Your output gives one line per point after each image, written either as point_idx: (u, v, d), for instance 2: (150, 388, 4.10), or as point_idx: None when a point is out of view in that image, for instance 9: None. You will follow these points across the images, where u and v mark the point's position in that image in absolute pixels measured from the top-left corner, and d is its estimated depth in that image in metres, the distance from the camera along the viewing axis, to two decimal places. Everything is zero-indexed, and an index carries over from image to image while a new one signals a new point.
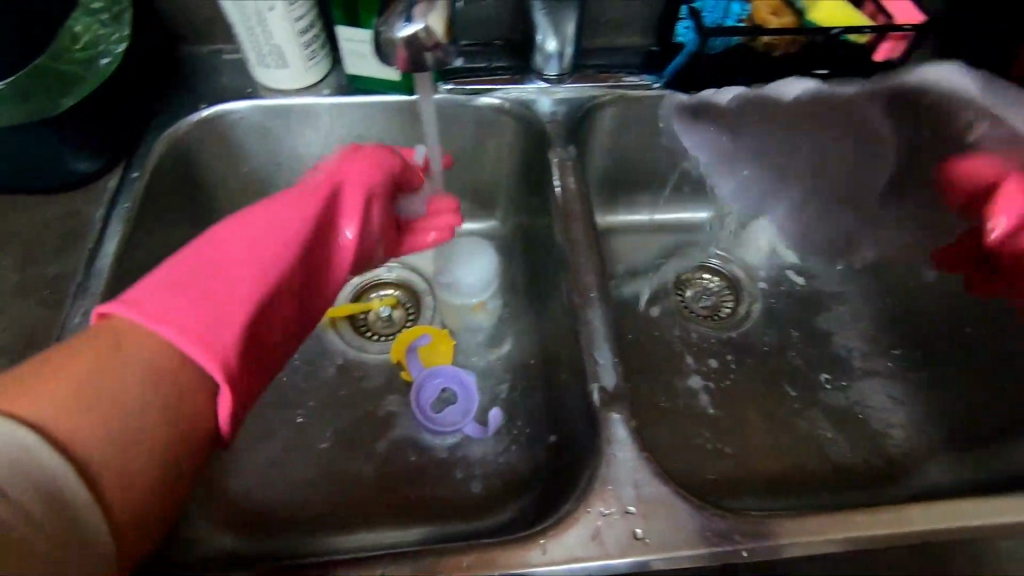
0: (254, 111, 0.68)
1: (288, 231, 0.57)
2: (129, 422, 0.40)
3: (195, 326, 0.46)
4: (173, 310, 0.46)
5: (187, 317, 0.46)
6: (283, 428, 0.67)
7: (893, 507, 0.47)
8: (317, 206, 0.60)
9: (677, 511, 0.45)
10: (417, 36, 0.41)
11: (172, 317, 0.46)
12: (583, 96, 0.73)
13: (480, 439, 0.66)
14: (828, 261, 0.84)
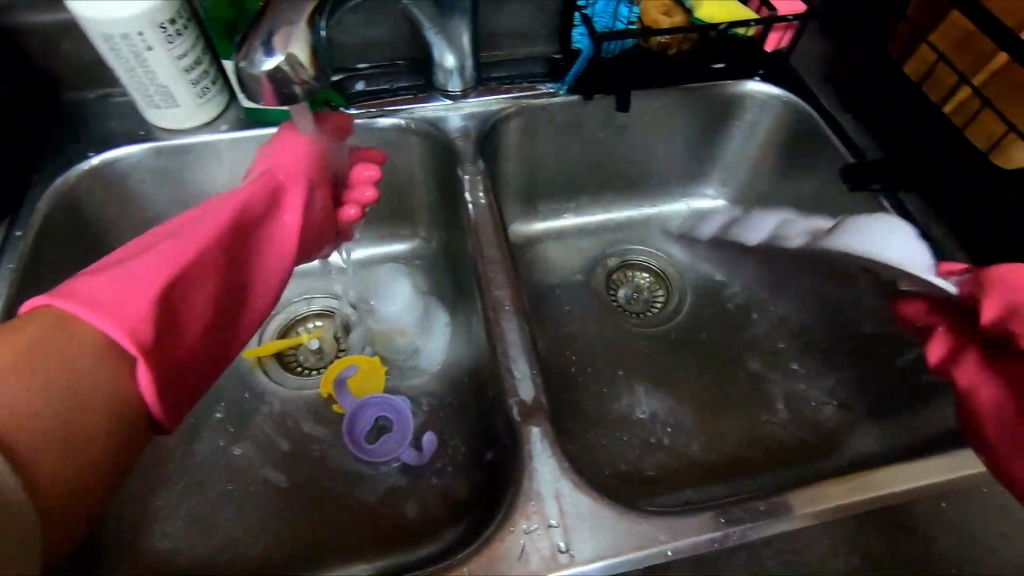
0: (148, 154, 0.66)
1: (229, 209, 0.52)
2: (51, 405, 0.39)
3: (131, 318, 0.42)
4: (104, 295, 0.43)
5: (115, 303, 0.43)
6: (210, 479, 0.64)
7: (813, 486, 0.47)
8: (285, 179, 0.55)
9: (600, 518, 0.45)
10: (279, 68, 0.40)
11: (101, 305, 0.42)
12: (489, 109, 0.73)
13: (417, 465, 0.65)
14: (750, 247, 0.86)
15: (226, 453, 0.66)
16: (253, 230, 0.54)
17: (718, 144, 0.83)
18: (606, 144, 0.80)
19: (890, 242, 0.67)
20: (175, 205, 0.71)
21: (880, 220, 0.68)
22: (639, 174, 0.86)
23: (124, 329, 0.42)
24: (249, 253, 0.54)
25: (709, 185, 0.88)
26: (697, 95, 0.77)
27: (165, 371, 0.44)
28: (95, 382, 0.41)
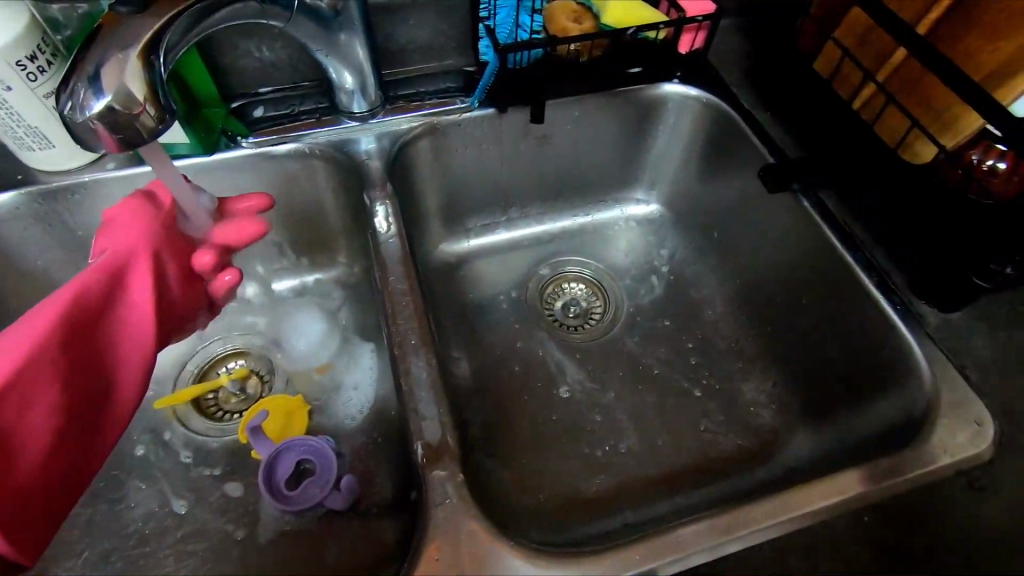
0: (27, 200, 0.61)
1: (67, 299, 0.48)
2: None
3: None
4: None
5: None
6: (123, 543, 0.61)
7: (730, 509, 0.46)
8: (139, 258, 0.52)
9: (509, 565, 0.43)
10: (111, 109, 0.37)
11: None
12: (399, 128, 0.70)
13: (344, 509, 0.62)
14: (685, 249, 0.84)
15: (141, 513, 0.62)
16: (106, 315, 0.51)
17: (642, 149, 0.81)
18: (527, 155, 0.78)
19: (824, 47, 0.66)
20: (67, 251, 0.66)
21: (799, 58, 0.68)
22: (567, 183, 0.83)
23: None
24: (105, 340, 0.51)
25: (638, 190, 0.86)
26: (615, 101, 0.75)
27: None
28: None
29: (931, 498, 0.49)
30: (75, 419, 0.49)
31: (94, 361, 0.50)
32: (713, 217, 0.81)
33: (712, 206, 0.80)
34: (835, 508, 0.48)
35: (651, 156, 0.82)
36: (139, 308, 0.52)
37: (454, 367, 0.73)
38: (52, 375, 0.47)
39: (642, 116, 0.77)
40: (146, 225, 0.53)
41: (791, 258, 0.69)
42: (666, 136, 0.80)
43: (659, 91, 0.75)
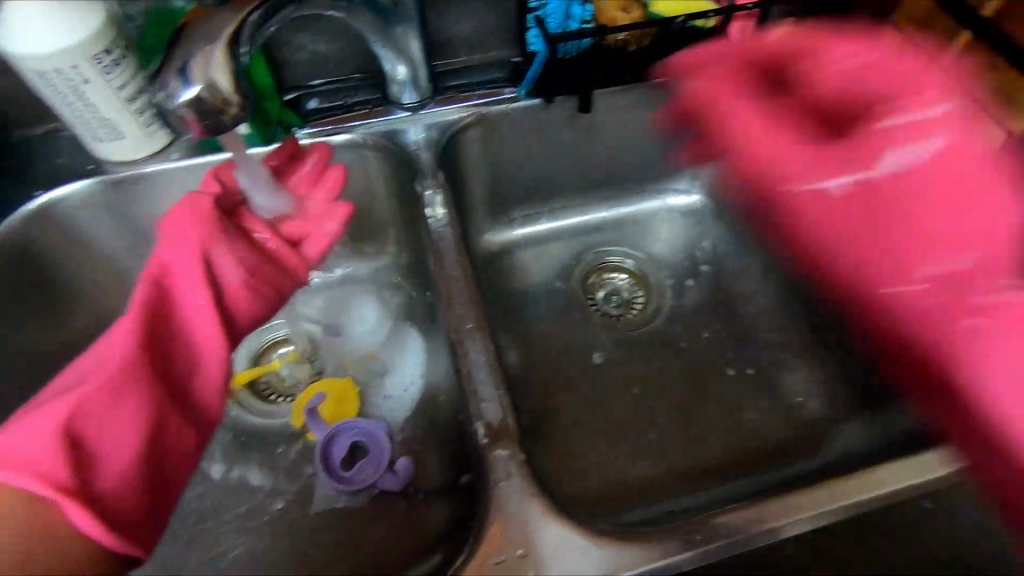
0: (98, 189, 0.64)
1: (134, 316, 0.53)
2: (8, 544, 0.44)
3: (46, 466, 0.45)
4: (27, 452, 0.45)
5: (39, 455, 0.45)
6: (186, 518, 0.63)
7: (789, 495, 0.46)
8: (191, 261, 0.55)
9: (569, 544, 0.44)
10: (199, 99, 0.38)
11: (22, 458, 0.45)
12: (448, 119, 0.71)
13: (395, 489, 0.64)
14: (726, 239, 0.84)
15: (202, 490, 0.65)
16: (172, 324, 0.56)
17: (687, 139, 0.81)
18: (572, 146, 0.78)
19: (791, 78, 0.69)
20: (131, 240, 0.69)
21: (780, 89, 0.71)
22: (610, 172, 0.84)
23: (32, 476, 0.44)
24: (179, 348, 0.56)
25: (682, 179, 0.86)
26: (661, 90, 0.75)
27: (101, 505, 0.47)
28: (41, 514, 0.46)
29: (996, 486, 0.48)
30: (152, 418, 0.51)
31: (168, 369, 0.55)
32: (756, 208, 0.80)
33: (757, 196, 0.79)
34: (894, 496, 0.47)
35: (696, 146, 0.82)
36: (199, 312, 0.56)
37: (501, 354, 0.74)
38: (126, 379, 0.51)
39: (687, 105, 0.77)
40: (185, 229, 0.55)
41: (846, 247, 0.68)
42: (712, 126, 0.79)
43: (705, 80, 0.75)
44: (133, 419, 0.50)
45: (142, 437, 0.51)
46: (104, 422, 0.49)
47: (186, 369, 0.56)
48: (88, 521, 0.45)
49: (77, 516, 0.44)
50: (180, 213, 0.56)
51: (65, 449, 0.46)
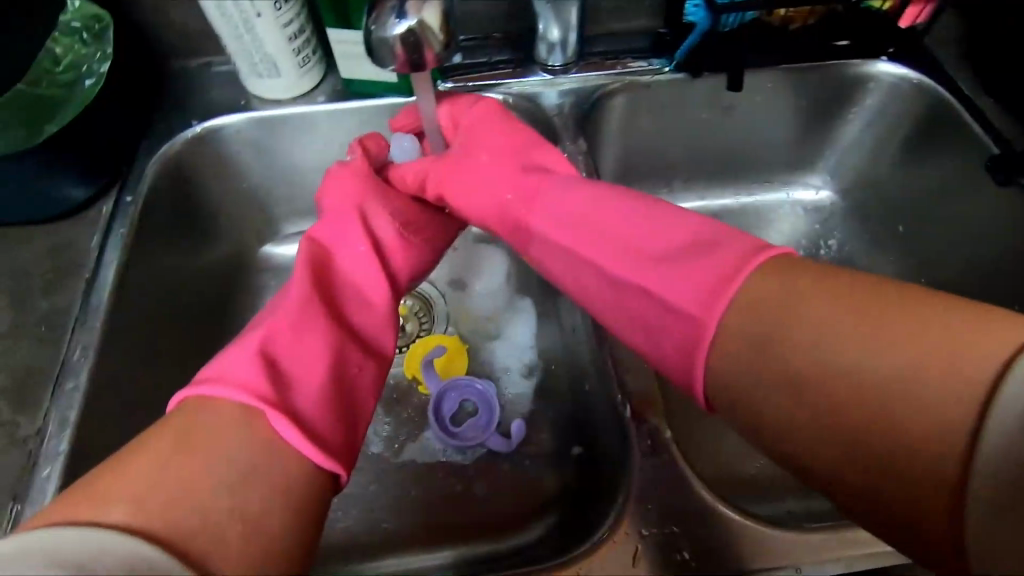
0: (248, 124, 0.65)
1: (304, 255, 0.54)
2: (194, 494, 0.35)
3: (248, 376, 0.41)
4: (231, 365, 0.42)
5: (232, 367, 0.42)
6: None
7: None
8: (351, 205, 0.58)
9: (723, 530, 0.42)
10: (411, 32, 0.39)
11: (221, 374, 0.41)
12: (590, 85, 0.69)
13: (504, 452, 0.63)
14: (858, 239, 0.79)
15: None
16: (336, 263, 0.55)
17: (829, 129, 0.77)
18: (708, 125, 0.75)
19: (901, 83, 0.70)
20: (269, 179, 0.70)
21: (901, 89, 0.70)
22: (739, 157, 0.80)
23: (238, 388, 0.40)
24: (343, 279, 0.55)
25: (813, 174, 0.82)
26: (816, 75, 0.71)
27: (304, 418, 0.41)
28: (233, 452, 0.37)
29: None
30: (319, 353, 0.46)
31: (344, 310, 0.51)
32: (899, 209, 0.75)
33: (902, 195, 0.74)
34: None
35: (838, 139, 0.77)
36: (368, 265, 0.55)
37: None
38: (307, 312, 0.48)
39: (837, 93, 0.73)
40: (347, 178, 0.60)
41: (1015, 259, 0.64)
42: (863, 117, 0.74)
43: (873, 69, 0.70)
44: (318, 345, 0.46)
45: (314, 373, 0.45)
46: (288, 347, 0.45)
47: (359, 309, 0.53)
48: (297, 434, 0.39)
49: (291, 436, 0.39)
50: (342, 179, 0.60)
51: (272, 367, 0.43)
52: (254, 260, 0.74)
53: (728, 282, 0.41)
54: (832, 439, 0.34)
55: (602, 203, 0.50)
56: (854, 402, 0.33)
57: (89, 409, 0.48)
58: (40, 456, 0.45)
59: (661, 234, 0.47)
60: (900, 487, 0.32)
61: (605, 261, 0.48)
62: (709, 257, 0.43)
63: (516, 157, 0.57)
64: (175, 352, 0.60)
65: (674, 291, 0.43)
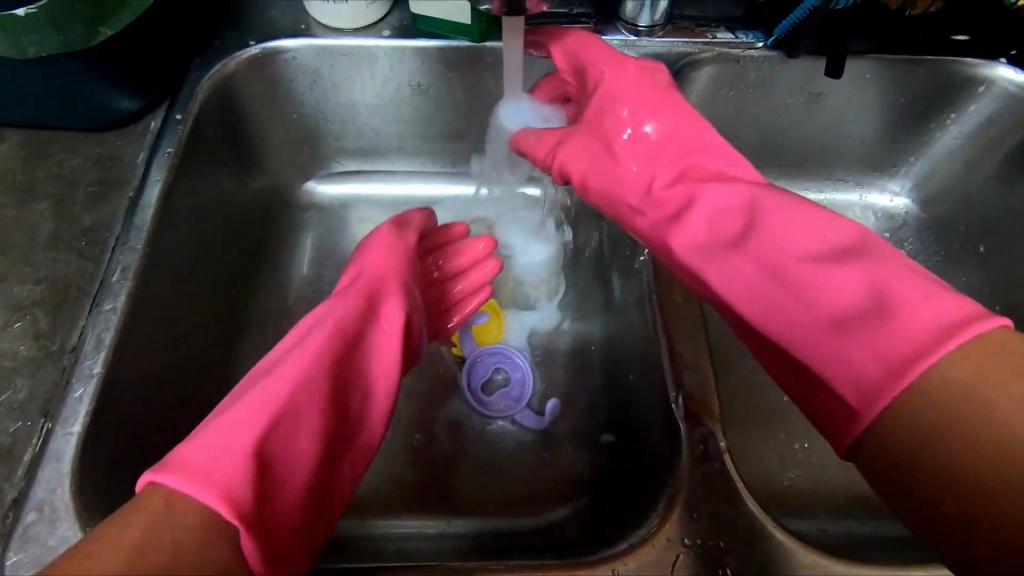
0: (308, 51, 0.61)
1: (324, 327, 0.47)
2: None
3: (228, 473, 0.34)
4: (210, 457, 0.35)
5: (212, 460, 0.35)
6: None
7: None
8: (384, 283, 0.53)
9: (771, 549, 0.40)
10: None
11: (198, 467, 0.34)
12: (675, 51, 0.64)
13: (533, 428, 0.61)
14: (930, 253, 0.74)
15: None
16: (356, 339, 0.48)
17: (923, 133, 0.70)
18: (792, 112, 0.69)
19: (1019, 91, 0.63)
20: (321, 112, 0.66)
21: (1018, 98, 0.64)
22: (818, 150, 0.74)
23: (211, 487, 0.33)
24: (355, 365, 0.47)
25: (893, 179, 0.76)
26: (919, 70, 0.65)
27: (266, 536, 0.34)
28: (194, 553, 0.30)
29: None
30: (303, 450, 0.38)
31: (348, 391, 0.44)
32: (983, 228, 0.70)
33: (993, 214, 0.69)
34: None
35: (931, 144, 0.71)
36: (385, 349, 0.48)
37: None
38: (308, 397, 0.41)
39: (939, 93, 0.66)
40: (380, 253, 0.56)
41: None
42: (967, 125, 0.68)
43: (989, 71, 0.64)
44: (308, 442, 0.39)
45: (297, 474, 0.38)
46: (274, 438, 0.38)
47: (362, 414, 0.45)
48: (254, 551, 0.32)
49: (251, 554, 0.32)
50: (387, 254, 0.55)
51: (257, 463, 0.36)
52: (297, 195, 0.71)
53: (920, 354, 0.32)
54: (913, 449, 0.32)
55: (784, 219, 0.42)
56: (931, 408, 0.31)
57: (126, 333, 0.46)
58: (73, 376, 0.43)
59: (840, 275, 0.37)
60: (990, 503, 0.29)
61: (762, 286, 0.41)
62: (910, 314, 0.34)
63: (669, 150, 0.52)
64: (212, 283, 0.58)
65: (859, 343, 0.35)
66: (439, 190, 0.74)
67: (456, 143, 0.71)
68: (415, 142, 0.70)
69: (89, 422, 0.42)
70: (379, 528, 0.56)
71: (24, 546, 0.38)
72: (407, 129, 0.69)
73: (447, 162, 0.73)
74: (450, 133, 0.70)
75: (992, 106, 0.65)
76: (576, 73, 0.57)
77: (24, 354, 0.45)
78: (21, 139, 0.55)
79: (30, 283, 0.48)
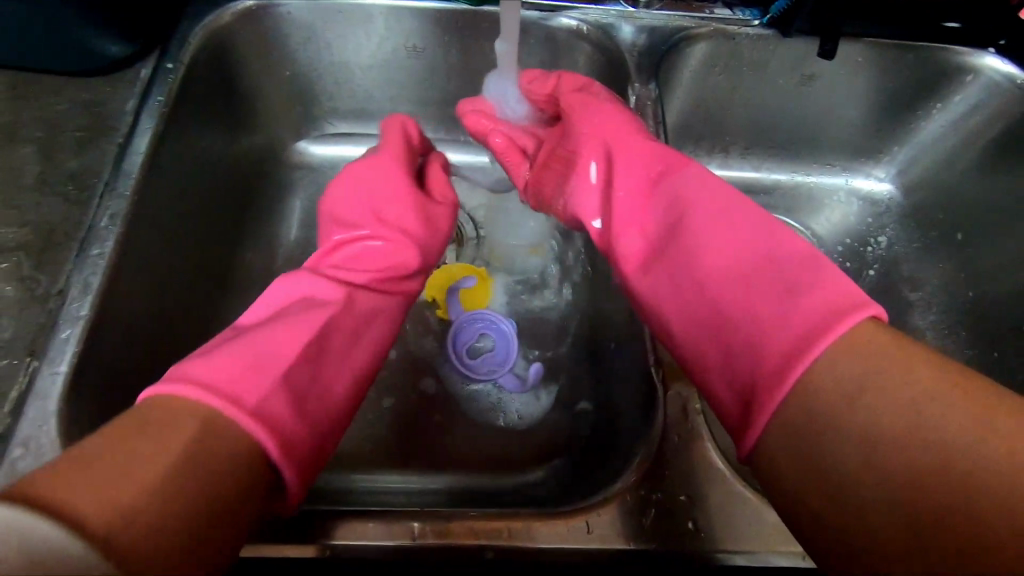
0: (302, 7, 0.60)
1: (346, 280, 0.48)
2: (154, 498, 0.30)
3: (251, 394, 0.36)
4: (227, 377, 0.36)
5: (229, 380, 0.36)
6: None
7: None
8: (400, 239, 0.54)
9: (737, 505, 0.42)
10: None
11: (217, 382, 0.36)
12: (672, 26, 0.64)
13: (516, 391, 0.62)
14: (908, 239, 0.76)
15: None
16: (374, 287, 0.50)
17: (909, 120, 0.72)
18: (784, 92, 0.70)
19: (999, 81, 0.65)
20: (314, 71, 0.66)
21: (999, 87, 0.65)
22: (807, 134, 0.76)
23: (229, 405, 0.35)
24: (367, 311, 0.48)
25: (878, 165, 0.78)
26: (908, 56, 0.66)
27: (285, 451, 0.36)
28: (183, 481, 0.31)
29: None
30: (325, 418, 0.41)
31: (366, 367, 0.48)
32: (960, 217, 0.72)
33: (970, 203, 0.71)
34: None
35: (917, 131, 0.73)
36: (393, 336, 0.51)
37: None
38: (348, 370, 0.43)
39: (928, 80, 0.68)
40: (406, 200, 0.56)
41: None
42: (951, 113, 0.69)
43: (977, 61, 0.65)
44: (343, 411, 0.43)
45: (315, 417, 0.39)
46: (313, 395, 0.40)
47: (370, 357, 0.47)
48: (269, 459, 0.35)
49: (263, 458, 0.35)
50: (417, 227, 0.56)
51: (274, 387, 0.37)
52: (288, 154, 0.71)
53: (808, 339, 0.36)
54: (869, 452, 0.32)
55: (719, 207, 0.46)
56: (898, 424, 0.32)
57: (113, 279, 0.46)
58: (60, 317, 0.43)
59: (752, 275, 0.41)
60: (932, 523, 0.30)
61: (689, 288, 0.44)
62: (795, 304, 0.38)
63: (624, 134, 0.55)
64: (201, 235, 0.58)
65: (764, 326, 0.38)
66: None
67: (450, 108, 0.70)
68: (409, 105, 0.70)
69: (75, 362, 0.42)
70: (361, 482, 0.57)
71: (11, 479, 0.38)
72: (402, 92, 0.69)
73: (439, 127, 0.73)
74: (443, 99, 0.69)
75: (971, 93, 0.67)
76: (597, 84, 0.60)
77: (10, 294, 0.45)
78: (7, 81, 0.54)
79: (17, 225, 0.48)
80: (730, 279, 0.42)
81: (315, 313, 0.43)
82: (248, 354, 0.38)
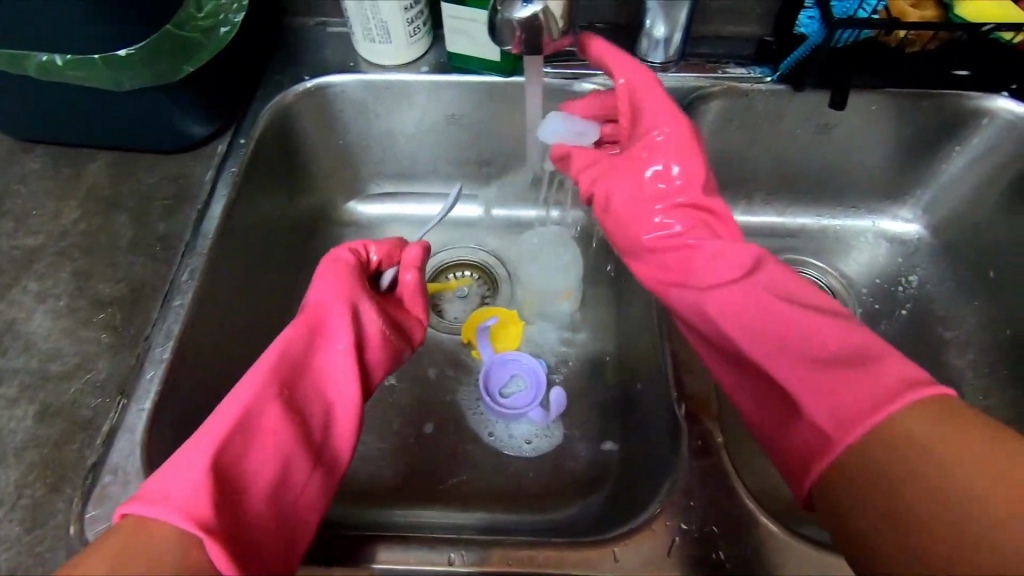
0: (354, 85, 0.69)
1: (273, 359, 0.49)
2: None
3: (194, 500, 0.38)
4: (166, 492, 0.39)
5: (166, 495, 0.39)
6: None
7: None
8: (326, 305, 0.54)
9: (760, 538, 0.43)
10: (534, 17, 0.47)
11: (156, 499, 0.38)
12: (687, 86, 0.69)
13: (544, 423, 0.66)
14: (942, 278, 0.77)
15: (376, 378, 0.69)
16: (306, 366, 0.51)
17: (930, 163, 0.74)
18: (802, 141, 0.74)
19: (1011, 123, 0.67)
20: (363, 139, 0.74)
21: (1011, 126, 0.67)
22: (828, 180, 0.78)
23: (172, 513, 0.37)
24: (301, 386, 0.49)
25: (903, 207, 0.79)
26: (922, 103, 0.68)
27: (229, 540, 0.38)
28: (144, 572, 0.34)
29: None
30: (237, 465, 0.42)
31: (304, 404, 0.49)
32: (990, 257, 0.73)
33: (999, 243, 0.71)
34: None
35: (939, 174, 0.74)
36: (339, 361, 0.51)
37: None
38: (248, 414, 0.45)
39: (945, 125, 0.70)
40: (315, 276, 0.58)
41: None
42: (969, 155, 0.71)
43: (990, 103, 0.67)
44: (271, 447, 0.44)
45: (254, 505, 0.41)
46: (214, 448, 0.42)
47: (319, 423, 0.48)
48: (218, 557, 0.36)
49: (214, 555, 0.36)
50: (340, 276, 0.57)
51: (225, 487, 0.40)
52: (340, 213, 0.78)
53: (860, 418, 0.41)
54: (905, 530, 0.37)
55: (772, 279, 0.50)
56: (930, 504, 0.36)
57: (192, 325, 0.53)
58: (146, 360, 0.50)
59: (803, 358, 0.45)
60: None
61: (741, 338, 0.49)
62: (841, 389, 0.43)
63: (681, 194, 0.58)
64: (263, 287, 0.65)
65: (815, 399, 0.43)
66: (470, 211, 0.80)
67: (485, 168, 0.77)
68: (447, 166, 0.77)
69: (157, 400, 0.48)
70: (402, 516, 0.61)
71: (101, 503, 0.44)
72: (441, 155, 0.76)
73: (475, 185, 0.79)
74: (478, 159, 0.76)
75: (984, 134, 0.69)
76: (630, 104, 0.61)
77: (105, 341, 0.52)
78: (108, 159, 0.64)
79: (113, 281, 0.56)
80: (784, 346, 0.46)
81: (226, 413, 0.45)
82: (178, 464, 0.41)
